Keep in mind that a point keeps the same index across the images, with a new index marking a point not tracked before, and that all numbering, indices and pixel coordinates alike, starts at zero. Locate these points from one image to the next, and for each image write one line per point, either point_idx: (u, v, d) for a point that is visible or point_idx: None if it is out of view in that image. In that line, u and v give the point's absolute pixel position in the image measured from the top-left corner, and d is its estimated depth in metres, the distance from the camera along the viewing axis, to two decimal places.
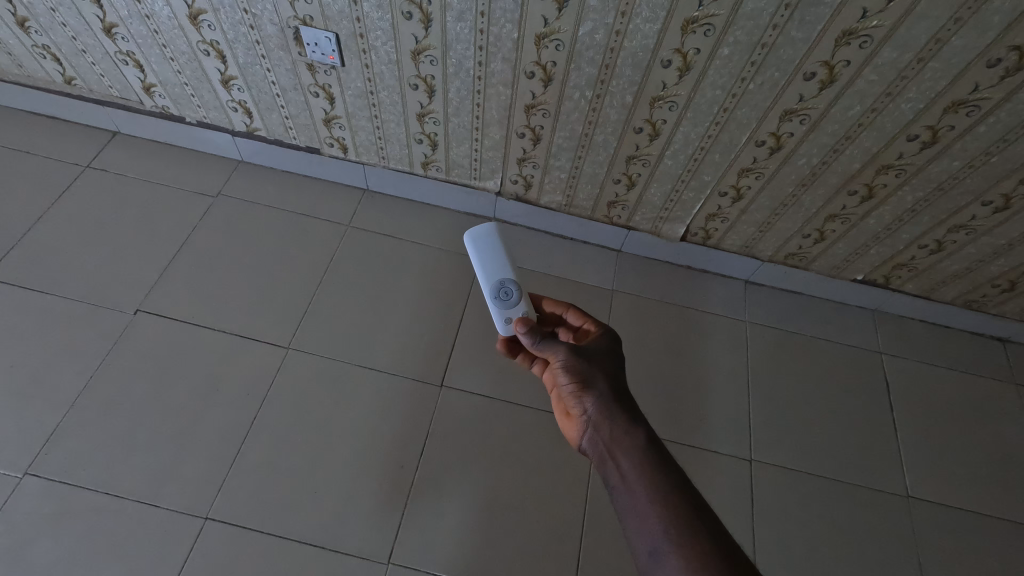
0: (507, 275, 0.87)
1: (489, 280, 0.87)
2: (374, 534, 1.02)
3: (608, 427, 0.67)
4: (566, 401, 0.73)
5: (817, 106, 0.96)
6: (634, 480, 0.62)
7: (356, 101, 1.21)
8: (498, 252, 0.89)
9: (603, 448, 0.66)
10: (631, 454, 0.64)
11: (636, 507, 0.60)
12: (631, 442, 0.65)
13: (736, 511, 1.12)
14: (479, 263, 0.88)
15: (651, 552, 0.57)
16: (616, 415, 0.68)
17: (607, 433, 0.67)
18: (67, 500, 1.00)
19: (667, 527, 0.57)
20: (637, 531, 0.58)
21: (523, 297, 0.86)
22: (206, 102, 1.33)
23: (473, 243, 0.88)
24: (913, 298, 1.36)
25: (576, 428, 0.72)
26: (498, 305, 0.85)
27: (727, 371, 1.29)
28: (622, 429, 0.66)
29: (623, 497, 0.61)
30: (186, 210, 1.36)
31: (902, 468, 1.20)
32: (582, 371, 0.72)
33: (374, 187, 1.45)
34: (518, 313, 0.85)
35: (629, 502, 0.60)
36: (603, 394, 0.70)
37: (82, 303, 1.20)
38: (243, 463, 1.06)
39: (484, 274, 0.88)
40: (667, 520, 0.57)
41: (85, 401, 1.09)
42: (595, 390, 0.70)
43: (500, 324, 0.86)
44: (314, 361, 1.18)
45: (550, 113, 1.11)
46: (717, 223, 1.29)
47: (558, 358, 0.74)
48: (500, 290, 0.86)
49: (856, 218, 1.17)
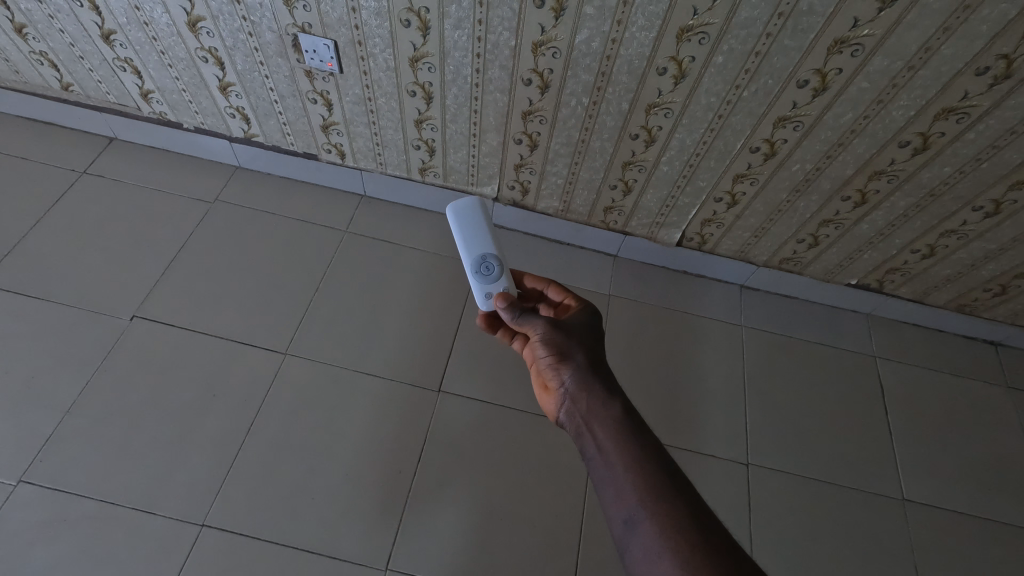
0: (489, 249, 0.88)
1: (470, 254, 0.87)
2: (372, 540, 1.02)
3: (586, 399, 0.67)
4: (544, 374, 0.73)
5: (810, 113, 0.98)
6: (610, 449, 0.62)
7: (354, 108, 1.22)
8: (480, 227, 0.89)
9: (580, 419, 0.66)
10: (608, 425, 0.64)
11: (613, 475, 0.60)
12: (609, 413, 0.65)
13: (734, 516, 1.12)
14: (461, 237, 0.88)
15: (626, 519, 0.57)
16: (594, 387, 0.68)
17: (584, 405, 0.67)
18: (61, 508, 0.99)
19: (642, 494, 0.58)
20: (614, 499, 0.59)
21: (505, 271, 0.86)
22: (203, 108, 1.33)
23: (454, 215, 0.89)
24: (906, 303, 1.37)
25: (553, 401, 0.72)
26: (479, 278, 0.85)
27: (724, 375, 1.29)
28: (600, 400, 0.67)
29: (600, 467, 0.62)
30: (183, 216, 1.36)
31: (897, 472, 1.21)
32: (560, 344, 0.72)
33: (371, 193, 1.45)
34: (498, 287, 0.86)
35: (606, 470, 0.61)
36: (581, 366, 0.70)
37: (78, 310, 1.19)
38: (240, 470, 1.06)
39: (466, 248, 0.88)
40: (641, 487, 0.58)
41: (80, 407, 1.09)
42: (574, 363, 0.71)
43: (480, 298, 0.86)
44: (311, 367, 1.18)
45: (547, 119, 1.12)
46: (713, 229, 1.30)
47: (538, 332, 0.75)
48: (482, 265, 0.86)
49: (849, 223, 1.19)
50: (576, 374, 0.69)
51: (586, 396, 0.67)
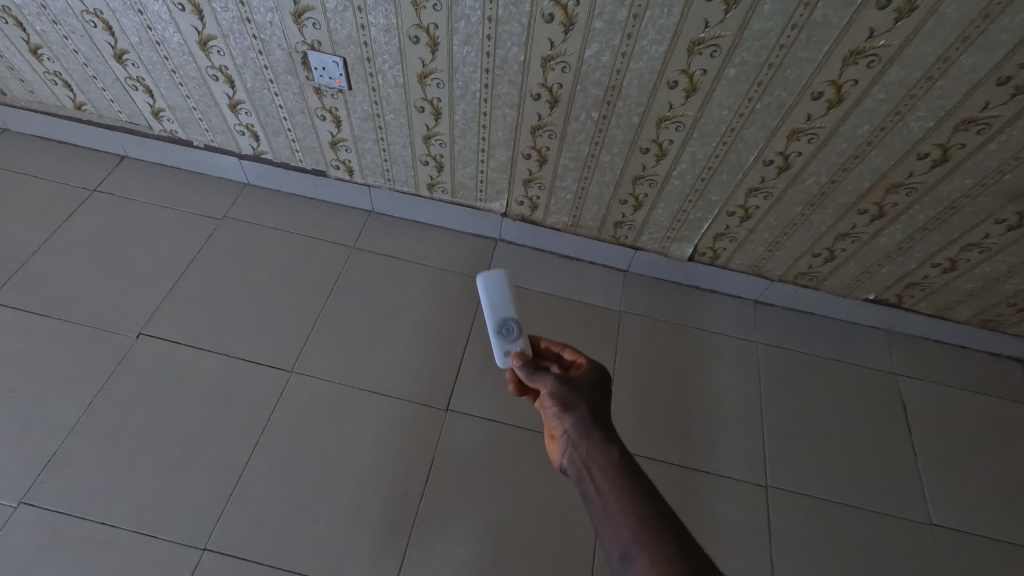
0: (511, 313, 0.87)
1: (493, 314, 0.87)
2: (378, 566, 0.98)
3: (585, 441, 0.65)
4: (548, 424, 0.72)
5: (825, 125, 0.96)
6: (606, 488, 0.59)
7: (363, 124, 1.21)
8: (505, 290, 0.88)
9: (579, 462, 0.64)
10: (604, 465, 0.62)
11: (608, 514, 0.57)
12: (607, 455, 0.63)
13: (753, 542, 1.07)
14: (486, 298, 0.87)
15: (623, 563, 0.53)
16: (593, 430, 0.66)
17: (584, 449, 0.65)
18: (62, 529, 0.97)
19: (638, 535, 0.54)
20: (609, 540, 0.55)
21: (522, 336, 0.86)
22: (213, 126, 1.34)
23: (482, 278, 0.87)
24: (926, 318, 1.34)
25: (556, 449, 0.69)
26: (499, 339, 0.86)
27: (739, 393, 1.26)
28: (599, 443, 0.64)
29: (596, 508, 0.59)
30: (192, 233, 1.36)
31: (923, 495, 1.16)
32: (564, 392, 0.71)
33: (379, 208, 1.45)
34: (516, 347, 0.86)
35: (602, 511, 0.58)
36: (582, 412, 0.68)
37: (85, 327, 1.19)
38: (244, 491, 1.03)
39: (489, 308, 0.87)
40: (637, 528, 0.54)
41: (84, 426, 1.07)
42: (576, 409, 0.69)
43: (499, 355, 0.86)
44: (317, 385, 1.16)
45: (556, 134, 1.11)
46: (725, 243, 1.27)
47: (545, 382, 0.74)
48: (502, 327, 0.86)
49: (866, 237, 1.16)
50: (577, 420, 0.68)
51: (584, 438, 0.65)
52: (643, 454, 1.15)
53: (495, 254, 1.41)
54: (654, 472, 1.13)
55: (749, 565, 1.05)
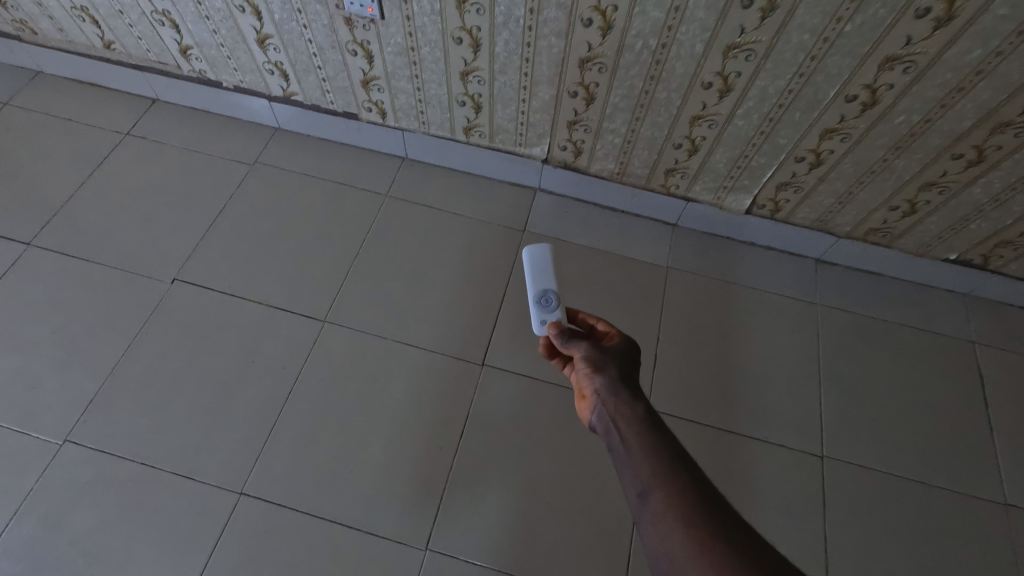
0: (552, 285, 0.85)
1: (534, 285, 0.86)
2: (411, 518, 0.97)
3: (611, 395, 0.63)
4: (576, 382, 0.70)
5: (927, 51, 0.82)
6: (629, 435, 0.58)
7: (396, 59, 1.13)
8: (549, 263, 0.88)
9: (605, 414, 0.63)
10: (629, 415, 0.60)
11: (629, 460, 0.56)
12: (634, 409, 0.61)
13: (805, 512, 1.01)
14: (530, 269, 0.87)
15: (641, 507, 0.52)
16: (620, 384, 0.64)
17: (612, 404, 0.63)
18: (105, 468, 0.98)
19: (659, 483, 0.53)
20: (629, 482, 0.55)
21: (562, 307, 0.82)
22: (242, 64, 1.27)
23: (529, 251, 0.88)
24: (1016, 282, 1.20)
25: (583, 405, 0.68)
26: (536, 308, 0.83)
27: (795, 358, 1.17)
28: (626, 395, 0.63)
29: (618, 454, 0.58)
30: (224, 178, 1.33)
31: (999, 473, 1.06)
32: (592, 352, 0.69)
33: (413, 155, 1.37)
34: (554, 317, 0.82)
35: (624, 458, 0.57)
36: (612, 370, 0.66)
37: (121, 271, 1.18)
38: (278, 438, 1.02)
39: (532, 280, 0.86)
40: (659, 477, 0.53)
41: (124, 369, 1.08)
42: (604, 366, 0.67)
43: (536, 324, 0.82)
44: (351, 335, 1.13)
45: (607, 67, 1.00)
46: (789, 194, 1.15)
47: (575, 346, 0.72)
48: (542, 297, 0.84)
49: (957, 187, 1.02)
50: (605, 377, 0.65)
51: (611, 391, 0.64)
52: (688, 417, 1.08)
53: (534, 204, 1.33)
54: (700, 436, 1.07)
55: (800, 537, 0.99)
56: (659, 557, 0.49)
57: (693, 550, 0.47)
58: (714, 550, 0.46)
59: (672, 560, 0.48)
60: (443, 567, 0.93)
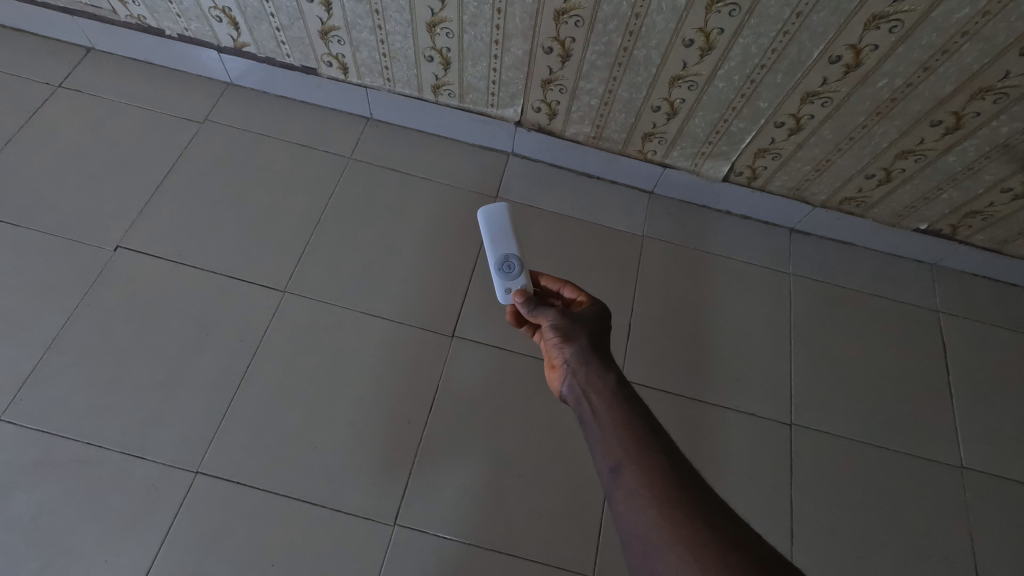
0: (512, 250, 0.81)
1: (494, 251, 0.80)
2: (379, 494, 0.94)
3: (582, 366, 0.61)
4: (546, 352, 0.68)
5: (914, 8, 0.81)
6: (601, 410, 0.57)
7: (356, 8, 1.04)
8: (507, 226, 0.82)
9: (576, 385, 0.61)
10: (601, 388, 0.59)
11: (601, 435, 0.55)
12: (605, 381, 0.59)
13: (773, 480, 1.02)
14: (489, 234, 0.81)
15: (614, 482, 0.52)
16: (592, 355, 0.62)
17: (583, 376, 0.61)
18: (46, 449, 0.91)
19: (631, 458, 0.52)
20: (601, 458, 0.54)
21: (525, 272, 0.78)
22: (185, 10, 1.16)
23: (484, 213, 0.82)
24: (981, 252, 1.21)
25: (554, 375, 0.66)
26: (499, 276, 0.78)
27: (767, 327, 1.16)
28: (596, 366, 0.61)
29: (589, 428, 0.57)
30: (170, 137, 1.22)
31: (956, 437, 1.09)
32: (562, 320, 0.66)
33: (378, 115, 1.29)
34: (518, 284, 0.78)
35: (595, 432, 0.56)
36: (582, 342, 0.64)
37: (57, 238, 1.08)
38: (237, 415, 0.97)
39: (491, 244, 0.81)
40: (630, 451, 0.52)
41: (64, 343, 1.00)
42: (574, 334, 0.64)
43: (500, 293, 0.78)
44: (313, 306, 1.07)
45: (584, 20, 0.95)
46: (767, 160, 1.13)
47: (543, 314, 0.69)
48: (503, 263, 0.79)
49: (933, 155, 1.02)
50: (576, 349, 0.63)
51: (582, 364, 0.62)
52: (661, 388, 1.07)
53: (507, 169, 1.27)
54: (672, 406, 1.06)
55: (767, 502, 1.01)
56: (631, 536, 0.48)
57: (666, 529, 0.47)
58: (686, 531, 0.46)
59: (643, 539, 0.47)
60: (412, 542, 0.91)
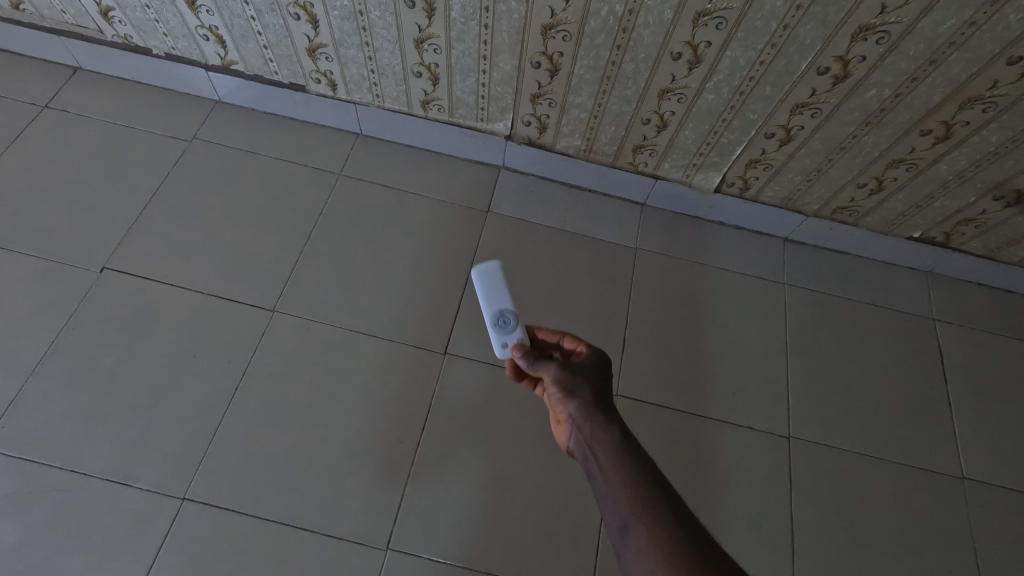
0: (507, 304, 0.78)
1: (489, 305, 0.78)
2: (371, 518, 0.92)
3: (586, 420, 0.60)
4: (550, 407, 0.66)
5: (900, 20, 0.81)
6: (607, 465, 0.56)
7: (343, 25, 1.04)
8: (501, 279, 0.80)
9: (581, 440, 0.60)
10: (606, 442, 0.58)
11: (608, 491, 0.54)
12: (610, 435, 0.58)
13: (773, 494, 1.01)
14: (483, 287, 0.79)
15: (622, 542, 0.50)
16: (595, 409, 0.61)
17: (587, 431, 0.60)
18: (28, 478, 0.89)
19: (638, 514, 0.51)
20: (608, 516, 0.53)
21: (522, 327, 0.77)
22: (172, 29, 1.15)
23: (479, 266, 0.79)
24: (974, 259, 1.21)
25: (559, 430, 0.65)
26: (495, 330, 0.76)
27: (763, 339, 1.15)
28: (600, 420, 0.60)
29: (595, 484, 0.55)
30: (157, 156, 1.21)
31: (955, 447, 1.08)
32: (563, 374, 0.65)
33: (367, 131, 1.28)
34: (515, 338, 0.76)
35: (602, 489, 0.55)
36: (585, 396, 0.62)
37: (41, 261, 1.07)
38: (225, 439, 0.95)
39: (485, 299, 0.78)
40: (638, 507, 0.51)
41: (47, 368, 0.98)
42: (576, 389, 0.63)
43: (497, 347, 0.76)
44: (302, 326, 1.06)
45: (571, 35, 0.95)
46: (758, 171, 1.12)
47: (544, 367, 0.67)
48: (500, 319, 0.77)
49: (923, 164, 1.02)
50: (579, 404, 0.62)
51: (586, 418, 0.60)
52: (656, 402, 1.06)
53: (498, 184, 1.26)
54: (669, 421, 1.05)
55: (766, 518, 0.99)
56: None
57: None
58: None
59: None
60: (405, 567, 0.89)
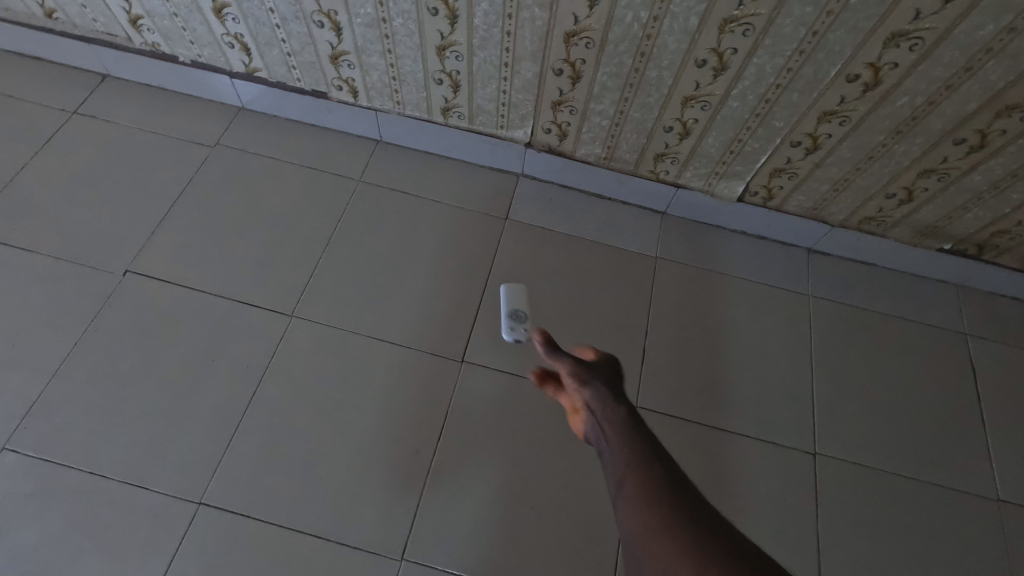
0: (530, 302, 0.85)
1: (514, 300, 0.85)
2: (385, 528, 0.90)
3: (596, 403, 0.69)
4: (568, 396, 0.75)
5: (935, 26, 0.78)
6: (613, 437, 0.64)
7: (366, 32, 1.05)
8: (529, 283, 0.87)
9: (593, 421, 0.68)
10: (612, 420, 0.66)
11: (612, 457, 0.63)
12: (618, 415, 0.66)
13: (798, 512, 0.97)
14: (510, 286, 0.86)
15: (620, 497, 0.58)
16: (606, 394, 0.69)
17: (596, 410, 0.68)
18: (48, 478, 0.90)
19: (634, 474, 0.59)
20: (610, 476, 0.61)
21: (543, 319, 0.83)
22: (198, 37, 1.17)
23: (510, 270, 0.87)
24: (1008, 272, 1.17)
25: (577, 417, 0.74)
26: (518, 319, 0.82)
27: (787, 351, 1.12)
28: (610, 402, 0.68)
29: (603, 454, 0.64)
30: (181, 161, 1.23)
31: (990, 468, 1.04)
32: (580, 365, 0.74)
33: (387, 137, 1.29)
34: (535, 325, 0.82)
35: (608, 457, 0.63)
36: (599, 384, 0.71)
37: (66, 263, 1.08)
38: (242, 443, 0.95)
39: None
40: (634, 469, 0.59)
41: (70, 370, 0.99)
42: (592, 378, 0.72)
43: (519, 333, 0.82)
44: (320, 331, 1.06)
45: (594, 42, 0.94)
46: (783, 180, 1.10)
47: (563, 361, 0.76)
48: None
49: (956, 174, 0.99)
50: (592, 390, 0.70)
51: (596, 400, 0.69)
52: (677, 416, 1.04)
53: (517, 191, 1.26)
54: (690, 435, 1.02)
55: (792, 537, 0.96)
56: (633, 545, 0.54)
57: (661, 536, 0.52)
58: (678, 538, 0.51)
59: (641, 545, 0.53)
60: None
